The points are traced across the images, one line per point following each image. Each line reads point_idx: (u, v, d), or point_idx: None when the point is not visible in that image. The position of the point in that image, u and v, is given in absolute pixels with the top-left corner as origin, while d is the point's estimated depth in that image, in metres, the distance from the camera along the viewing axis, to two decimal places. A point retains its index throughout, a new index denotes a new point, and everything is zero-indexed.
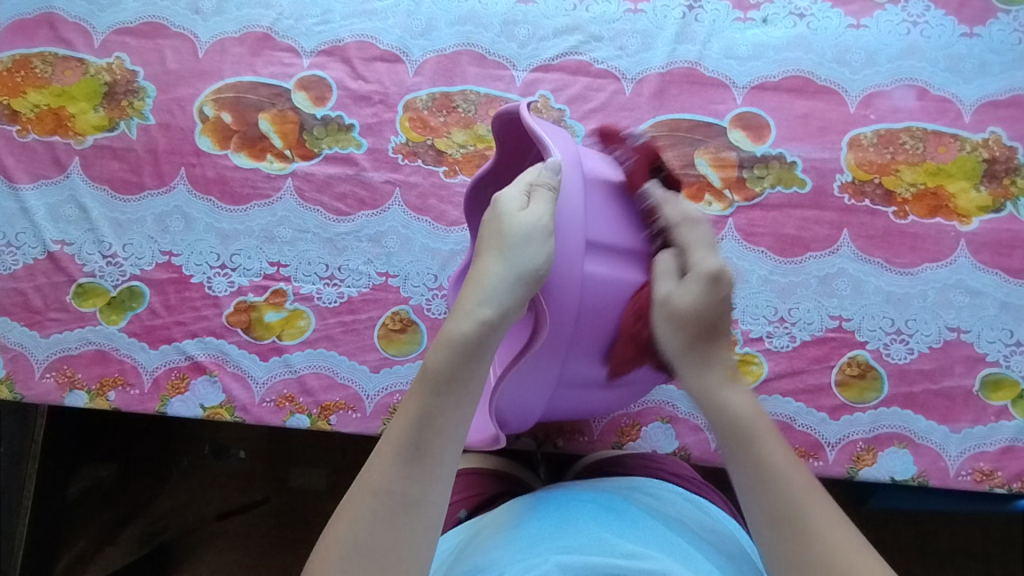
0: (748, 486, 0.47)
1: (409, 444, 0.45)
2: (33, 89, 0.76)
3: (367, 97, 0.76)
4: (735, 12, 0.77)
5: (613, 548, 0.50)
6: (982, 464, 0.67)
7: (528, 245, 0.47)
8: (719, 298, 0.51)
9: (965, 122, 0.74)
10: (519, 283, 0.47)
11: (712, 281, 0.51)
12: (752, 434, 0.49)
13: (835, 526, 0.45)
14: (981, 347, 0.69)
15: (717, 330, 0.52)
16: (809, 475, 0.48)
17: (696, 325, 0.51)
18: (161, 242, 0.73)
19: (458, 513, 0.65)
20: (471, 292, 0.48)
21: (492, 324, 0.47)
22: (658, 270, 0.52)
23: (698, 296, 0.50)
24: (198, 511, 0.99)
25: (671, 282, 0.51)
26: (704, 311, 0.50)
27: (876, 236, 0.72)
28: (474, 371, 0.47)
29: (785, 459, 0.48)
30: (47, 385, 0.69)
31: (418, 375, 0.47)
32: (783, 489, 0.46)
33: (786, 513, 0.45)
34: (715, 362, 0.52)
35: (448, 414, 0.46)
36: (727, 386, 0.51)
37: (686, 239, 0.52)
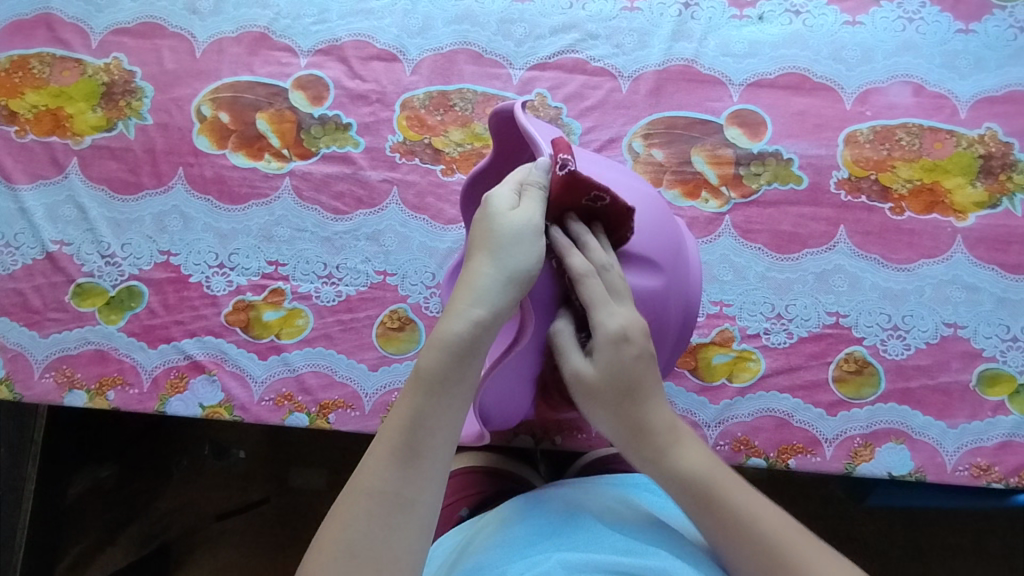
0: (722, 545, 0.47)
1: (402, 444, 0.45)
2: (31, 89, 0.76)
3: (364, 96, 0.76)
4: (731, 9, 0.78)
5: (614, 544, 0.50)
6: (979, 459, 0.67)
7: (518, 246, 0.47)
8: (629, 356, 0.49)
9: (961, 119, 0.74)
10: (510, 285, 0.46)
11: (616, 343, 0.49)
12: (709, 491, 0.48)
13: (812, 551, 0.46)
14: (978, 342, 0.70)
15: (640, 389, 0.50)
16: (773, 508, 0.48)
17: (615, 392, 0.49)
18: (160, 242, 0.73)
19: (458, 512, 0.68)
20: (463, 291, 0.46)
21: (486, 324, 0.46)
22: (565, 340, 0.51)
23: (603, 366, 0.49)
24: (197, 511, 0.99)
25: (580, 355, 0.50)
26: (614, 377, 0.49)
27: (872, 232, 0.72)
28: (466, 373, 0.46)
29: (747, 500, 0.48)
30: (47, 384, 0.69)
31: (411, 375, 0.46)
32: (759, 538, 0.46)
33: (770, 561, 0.46)
34: (650, 425, 0.50)
35: (441, 416, 0.45)
36: (671, 446, 0.50)
37: (590, 295, 0.49)
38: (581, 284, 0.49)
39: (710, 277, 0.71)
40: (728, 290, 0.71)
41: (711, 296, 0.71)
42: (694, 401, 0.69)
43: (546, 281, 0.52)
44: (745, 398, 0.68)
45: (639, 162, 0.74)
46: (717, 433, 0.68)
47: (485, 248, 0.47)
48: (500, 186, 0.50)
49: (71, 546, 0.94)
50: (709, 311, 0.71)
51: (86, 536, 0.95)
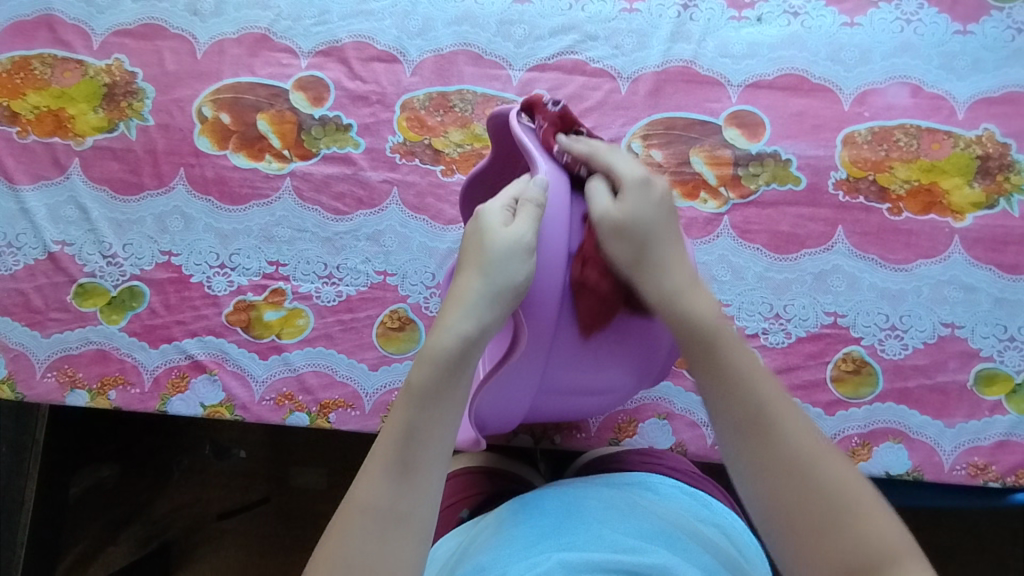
0: (711, 390, 0.47)
1: (396, 458, 0.45)
2: (33, 91, 0.76)
3: (364, 97, 0.76)
4: (730, 11, 0.78)
5: (613, 543, 0.50)
6: (977, 458, 0.67)
7: (511, 265, 0.47)
8: (654, 207, 0.50)
9: (959, 119, 0.74)
10: (498, 300, 0.47)
11: (641, 183, 0.51)
12: (714, 338, 0.47)
13: (804, 429, 0.45)
14: (975, 342, 0.70)
15: (661, 235, 0.50)
16: (774, 380, 0.47)
17: (639, 233, 0.49)
18: (161, 242, 0.73)
19: (459, 513, 0.66)
20: (452, 306, 0.48)
21: (473, 338, 0.47)
22: (591, 191, 0.51)
23: (632, 207, 0.50)
24: (199, 510, 0.99)
25: (605, 197, 0.50)
26: (640, 213, 0.49)
27: (870, 232, 0.72)
28: (457, 385, 0.47)
29: (752, 364, 0.47)
30: (48, 384, 0.70)
31: (402, 390, 0.47)
32: (749, 391, 0.46)
33: (757, 411, 0.45)
34: (668, 269, 0.49)
35: (432, 429, 0.46)
36: (684, 292, 0.49)
37: (603, 160, 0.52)
38: (591, 160, 0.53)
39: (709, 277, 0.72)
40: (726, 290, 0.71)
41: None
42: (693, 400, 0.71)
43: (553, 280, 0.50)
44: None
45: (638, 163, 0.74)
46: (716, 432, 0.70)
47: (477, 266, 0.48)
48: (494, 203, 0.50)
49: (73, 545, 0.96)
50: None
51: (87, 537, 0.97)
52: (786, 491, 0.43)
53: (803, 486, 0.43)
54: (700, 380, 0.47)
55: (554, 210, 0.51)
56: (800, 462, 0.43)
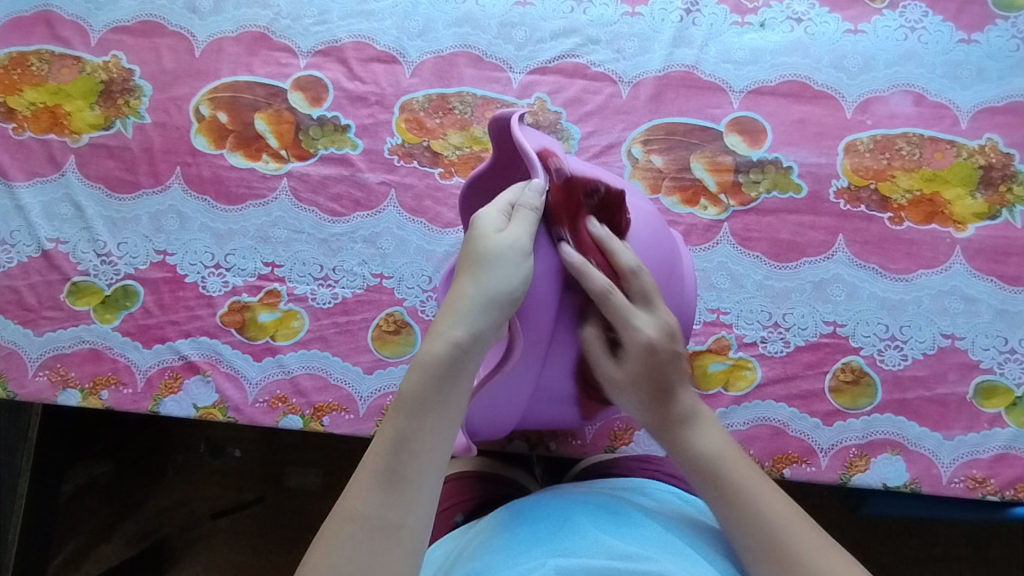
0: (728, 523, 0.51)
1: (387, 468, 0.45)
2: (29, 87, 0.76)
3: (363, 98, 0.76)
4: (733, 16, 0.77)
5: (608, 549, 0.50)
6: (975, 471, 0.67)
7: (509, 270, 0.47)
8: (658, 359, 0.53)
9: (962, 129, 0.74)
10: (491, 308, 0.47)
11: (647, 349, 0.52)
12: (721, 471, 0.52)
13: (819, 545, 0.49)
14: (975, 354, 0.69)
15: (666, 387, 0.55)
16: (784, 498, 0.52)
17: (641, 387, 0.54)
18: (156, 241, 0.73)
19: (454, 518, 0.66)
20: (448, 314, 0.48)
21: (465, 345, 0.47)
22: (591, 345, 0.52)
23: (629, 367, 0.53)
24: (192, 509, 0.98)
25: (608, 355, 0.53)
26: (639, 375, 0.54)
27: (871, 242, 0.72)
28: (449, 394, 0.47)
29: (759, 484, 0.52)
30: (41, 383, 0.69)
31: (394, 399, 0.47)
32: (767, 522, 0.50)
33: (773, 542, 0.49)
34: (674, 416, 0.55)
35: (424, 438, 0.46)
36: (691, 430, 0.55)
37: (615, 304, 0.51)
38: (604, 297, 0.50)
39: (708, 284, 0.71)
40: (725, 298, 0.71)
41: (708, 303, 0.71)
42: None
43: (546, 290, 0.50)
44: (741, 407, 0.68)
45: (638, 168, 0.73)
46: None
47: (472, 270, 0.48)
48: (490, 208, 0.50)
49: (66, 542, 0.95)
50: (706, 319, 0.70)
51: (80, 534, 0.96)
52: None
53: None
54: (714, 508, 0.52)
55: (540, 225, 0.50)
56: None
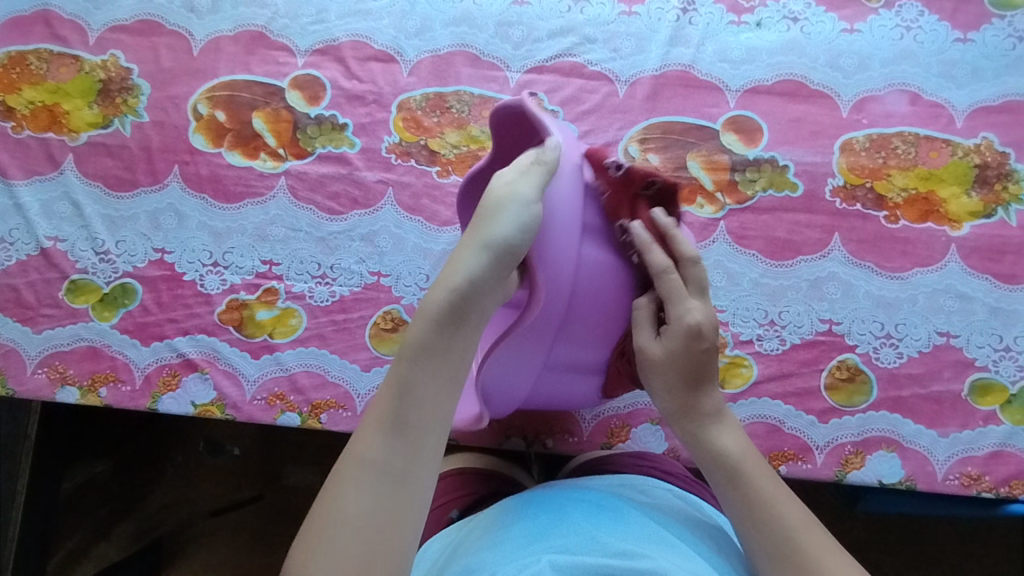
0: (740, 522, 0.51)
1: (393, 415, 0.45)
2: (28, 86, 0.76)
3: (360, 97, 0.76)
4: (729, 15, 0.78)
5: (604, 546, 0.50)
6: (970, 469, 0.67)
7: (521, 219, 0.48)
8: (700, 348, 0.55)
9: (957, 128, 0.74)
10: (493, 258, 0.48)
11: (692, 333, 0.54)
12: (740, 472, 0.53)
13: (832, 557, 0.48)
14: (970, 352, 0.70)
15: (703, 380, 0.56)
16: (801, 508, 0.51)
17: (677, 372, 0.55)
18: (154, 239, 0.73)
19: (450, 513, 0.67)
20: (455, 263, 0.48)
21: (466, 294, 0.47)
22: (637, 323, 0.55)
23: (669, 350, 0.55)
24: (191, 508, 0.99)
25: (651, 334, 0.56)
26: (679, 360, 0.55)
27: (866, 240, 0.72)
28: (451, 342, 0.47)
29: (777, 492, 0.52)
30: (39, 380, 0.69)
31: (398, 349, 0.48)
32: (780, 526, 0.50)
33: (783, 544, 0.49)
34: (705, 409, 0.56)
35: (428, 385, 0.46)
36: (716, 429, 0.55)
37: (671, 286, 0.54)
38: (660, 275, 0.54)
39: None
40: (721, 296, 0.71)
41: None
42: None
43: (568, 247, 0.51)
44: (739, 404, 0.68)
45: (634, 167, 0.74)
46: None
47: (483, 221, 0.49)
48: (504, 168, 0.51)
49: (66, 540, 0.95)
50: None
51: (79, 532, 0.96)
52: None
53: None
54: (728, 509, 0.53)
55: (562, 183, 0.52)
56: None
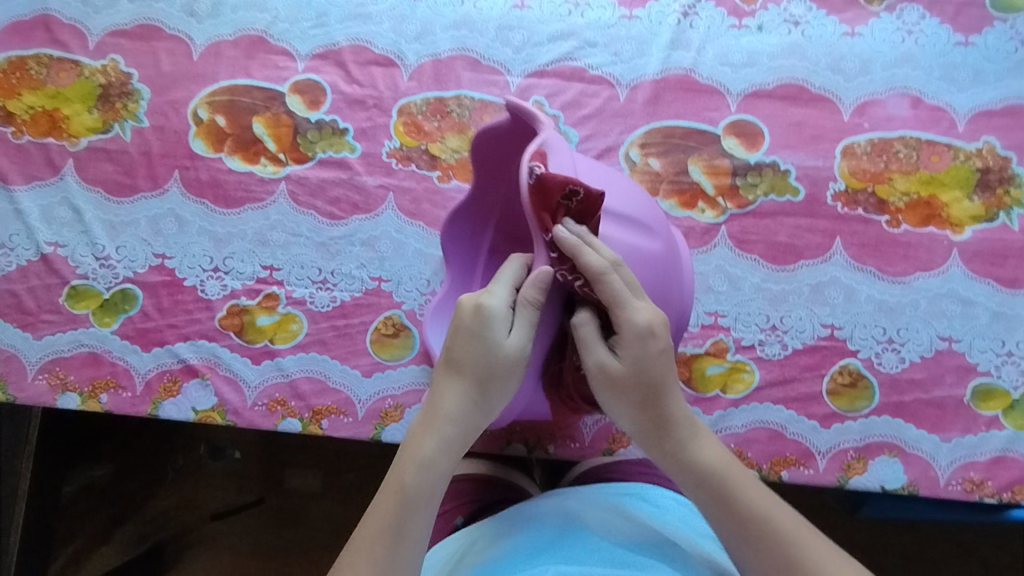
0: (737, 545, 0.50)
1: (383, 557, 0.48)
2: (28, 91, 0.76)
3: (361, 101, 0.76)
4: (730, 19, 0.77)
5: (611, 557, 0.51)
6: (972, 474, 0.67)
7: (502, 379, 0.52)
8: (657, 351, 0.51)
9: (959, 132, 0.74)
10: (476, 407, 0.52)
11: (647, 334, 0.50)
12: (728, 488, 0.51)
13: (834, 558, 0.48)
14: (973, 357, 0.69)
15: (662, 387, 0.52)
16: (793, 514, 0.50)
17: (640, 382, 0.51)
18: (155, 245, 0.73)
19: (454, 521, 0.67)
20: (439, 413, 0.52)
21: (454, 443, 0.51)
22: (585, 340, 0.51)
23: (627, 358, 0.51)
24: (193, 511, 0.98)
25: (602, 348, 0.51)
26: (642, 365, 0.51)
27: (868, 244, 0.72)
28: (438, 488, 0.51)
29: (766, 502, 0.50)
30: (39, 386, 0.69)
31: (387, 487, 0.50)
32: (777, 539, 0.48)
33: (781, 561, 0.48)
34: (671, 419, 0.52)
35: (417, 526, 0.49)
36: (693, 442, 0.53)
37: (615, 289, 0.50)
38: (601, 280, 0.50)
39: (706, 287, 0.71)
40: (723, 301, 0.71)
41: (706, 306, 0.71)
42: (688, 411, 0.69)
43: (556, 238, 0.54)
44: (740, 410, 0.68)
45: (636, 172, 0.74)
46: None
47: (471, 374, 0.51)
48: (496, 294, 0.51)
49: (67, 544, 0.94)
50: (704, 322, 0.70)
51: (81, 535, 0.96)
52: None
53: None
54: (721, 531, 0.50)
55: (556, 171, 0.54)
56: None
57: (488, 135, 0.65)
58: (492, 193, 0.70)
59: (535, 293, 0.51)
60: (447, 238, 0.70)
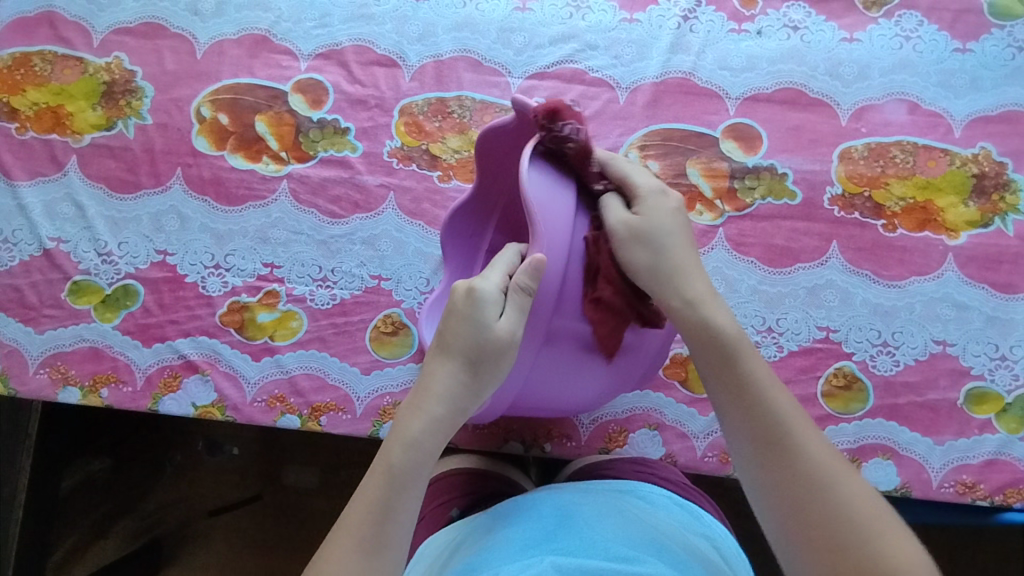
0: (733, 408, 0.51)
1: (370, 535, 0.47)
2: (32, 87, 0.76)
3: (363, 101, 0.76)
4: (730, 23, 0.78)
5: (606, 550, 0.51)
6: (965, 476, 0.67)
7: (491, 362, 0.52)
8: (668, 217, 0.55)
9: (955, 137, 0.75)
10: (466, 388, 0.52)
11: (659, 199, 0.55)
12: (733, 351, 0.52)
13: (818, 441, 0.49)
14: (967, 360, 0.70)
15: (671, 246, 0.54)
16: (790, 396, 0.51)
17: (651, 237, 0.54)
18: (157, 241, 0.73)
19: (450, 512, 0.67)
20: (430, 393, 0.52)
21: (442, 423, 0.52)
22: (607, 204, 0.55)
23: (641, 215, 0.54)
24: (190, 506, 0.99)
25: (624, 209, 0.55)
26: (654, 221, 0.54)
27: (864, 248, 0.72)
28: (425, 469, 0.51)
29: (767, 376, 0.51)
30: (41, 380, 0.70)
31: (374, 467, 0.50)
32: (768, 405, 0.50)
33: (771, 429, 0.49)
34: (682, 273, 0.54)
35: (404, 505, 0.49)
36: (704, 309, 0.53)
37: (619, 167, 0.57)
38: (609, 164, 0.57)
39: None
40: None
41: None
42: (684, 412, 0.70)
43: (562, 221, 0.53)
44: None
45: None
46: (706, 444, 0.69)
47: (460, 356, 0.52)
48: (489, 280, 0.52)
49: (66, 537, 0.96)
50: None
51: (80, 528, 0.97)
52: (798, 503, 0.46)
53: (819, 509, 0.46)
54: (716, 389, 0.52)
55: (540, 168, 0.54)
56: (817, 480, 0.47)
57: (497, 133, 0.63)
58: (497, 186, 0.68)
59: (527, 279, 0.50)
60: (448, 232, 0.69)
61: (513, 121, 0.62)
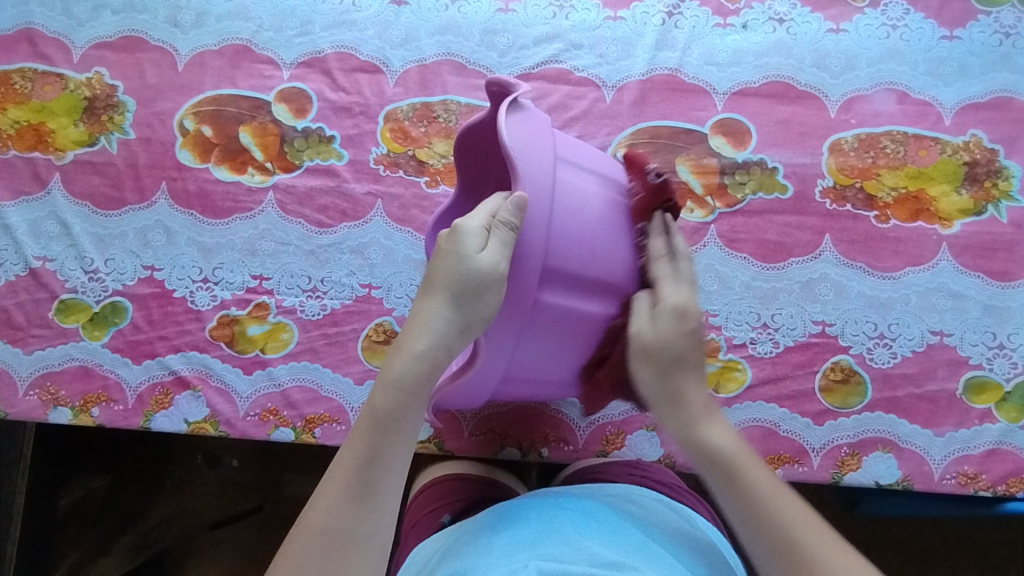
0: (744, 528, 0.50)
1: (359, 481, 0.48)
2: (13, 105, 0.76)
3: (347, 108, 0.76)
4: (715, 18, 0.77)
5: (592, 555, 0.49)
6: (966, 467, 0.67)
7: (476, 293, 0.50)
8: (686, 330, 0.54)
9: (946, 126, 0.74)
10: (460, 324, 0.51)
11: (680, 316, 0.54)
12: (735, 468, 0.52)
13: (835, 551, 0.48)
14: (964, 350, 0.70)
15: (682, 363, 0.55)
16: (794, 499, 0.51)
17: (663, 358, 0.54)
18: (144, 257, 0.72)
19: (441, 518, 0.65)
20: (415, 332, 0.52)
21: (431, 360, 0.52)
22: (636, 306, 0.54)
23: (660, 331, 0.53)
24: (191, 519, 0.97)
25: (645, 317, 0.54)
26: (666, 343, 0.53)
27: (857, 240, 0.72)
28: (414, 411, 0.51)
29: (770, 484, 0.51)
30: (31, 402, 0.69)
31: (363, 412, 0.51)
32: (774, 520, 0.49)
33: (787, 555, 0.48)
34: (689, 400, 0.55)
35: (394, 450, 0.49)
36: (702, 422, 0.55)
37: (658, 272, 0.54)
38: (653, 263, 0.55)
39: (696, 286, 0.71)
40: (714, 300, 0.71)
41: None
42: None
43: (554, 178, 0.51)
44: (733, 408, 0.68)
45: None
46: None
47: (446, 292, 0.52)
48: (473, 217, 0.51)
49: (65, 557, 0.94)
50: None
51: (80, 547, 0.95)
52: None
53: None
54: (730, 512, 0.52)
55: (523, 125, 0.51)
56: None
57: (470, 130, 0.63)
58: (482, 180, 0.66)
59: (509, 215, 0.49)
60: None
61: (487, 115, 0.61)
